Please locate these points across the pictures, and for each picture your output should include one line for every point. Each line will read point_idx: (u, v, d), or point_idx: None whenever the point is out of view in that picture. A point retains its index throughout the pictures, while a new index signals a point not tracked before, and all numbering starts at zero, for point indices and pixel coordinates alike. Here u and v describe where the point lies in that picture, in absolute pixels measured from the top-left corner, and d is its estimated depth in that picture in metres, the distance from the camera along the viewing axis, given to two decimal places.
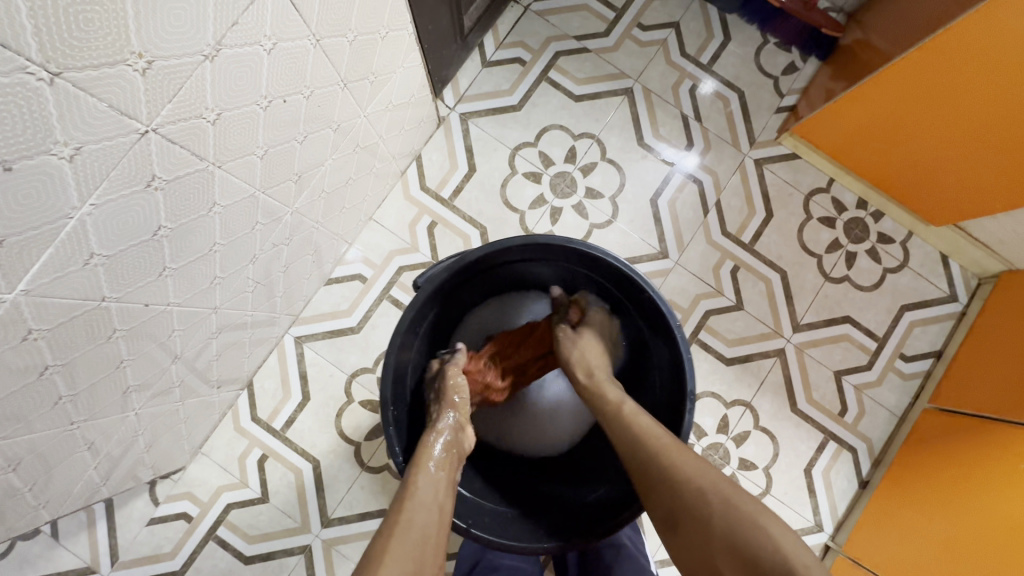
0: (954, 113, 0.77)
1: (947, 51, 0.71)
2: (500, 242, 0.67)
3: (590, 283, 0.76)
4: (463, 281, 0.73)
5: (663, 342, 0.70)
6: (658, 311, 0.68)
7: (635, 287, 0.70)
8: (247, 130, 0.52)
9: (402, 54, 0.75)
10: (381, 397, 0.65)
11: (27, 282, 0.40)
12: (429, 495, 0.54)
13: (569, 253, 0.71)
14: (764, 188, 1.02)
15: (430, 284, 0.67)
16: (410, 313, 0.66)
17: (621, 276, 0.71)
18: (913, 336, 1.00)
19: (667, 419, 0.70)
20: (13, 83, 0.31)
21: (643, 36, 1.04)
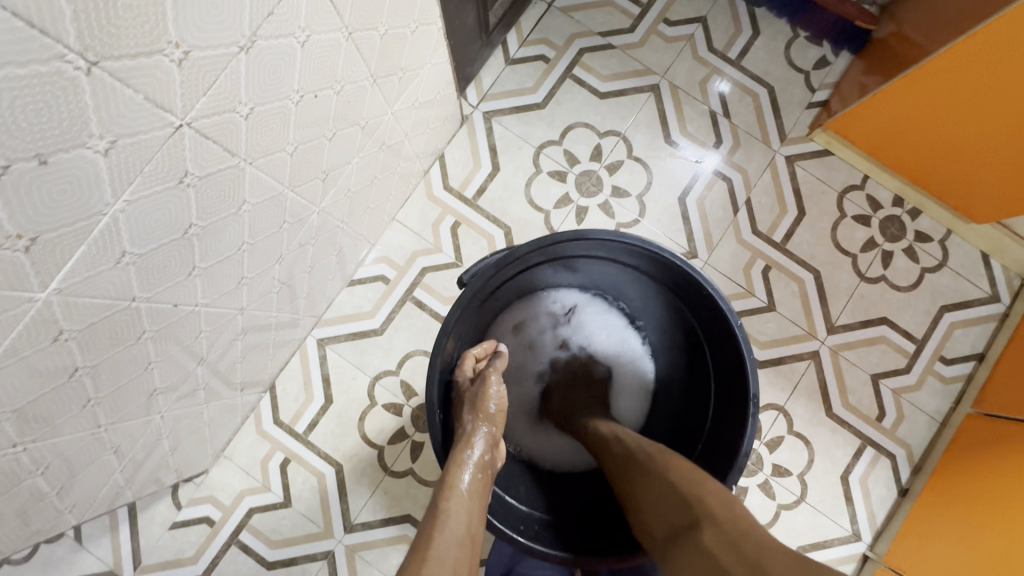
0: (997, 110, 0.74)
1: (990, 45, 0.68)
2: (550, 236, 0.64)
3: (637, 281, 0.73)
4: (507, 280, 0.70)
5: (720, 340, 0.68)
6: (716, 309, 0.65)
7: (690, 284, 0.67)
8: (279, 125, 0.51)
9: (430, 50, 0.74)
10: (427, 402, 0.62)
11: (60, 281, 0.39)
12: (459, 522, 0.52)
13: (620, 248, 0.69)
14: (796, 185, 0.99)
15: (478, 281, 0.64)
16: (458, 312, 0.63)
17: (675, 272, 0.68)
18: (954, 338, 0.96)
19: (722, 421, 0.68)
20: (50, 72, 0.30)
21: (669, 31, 1.02)
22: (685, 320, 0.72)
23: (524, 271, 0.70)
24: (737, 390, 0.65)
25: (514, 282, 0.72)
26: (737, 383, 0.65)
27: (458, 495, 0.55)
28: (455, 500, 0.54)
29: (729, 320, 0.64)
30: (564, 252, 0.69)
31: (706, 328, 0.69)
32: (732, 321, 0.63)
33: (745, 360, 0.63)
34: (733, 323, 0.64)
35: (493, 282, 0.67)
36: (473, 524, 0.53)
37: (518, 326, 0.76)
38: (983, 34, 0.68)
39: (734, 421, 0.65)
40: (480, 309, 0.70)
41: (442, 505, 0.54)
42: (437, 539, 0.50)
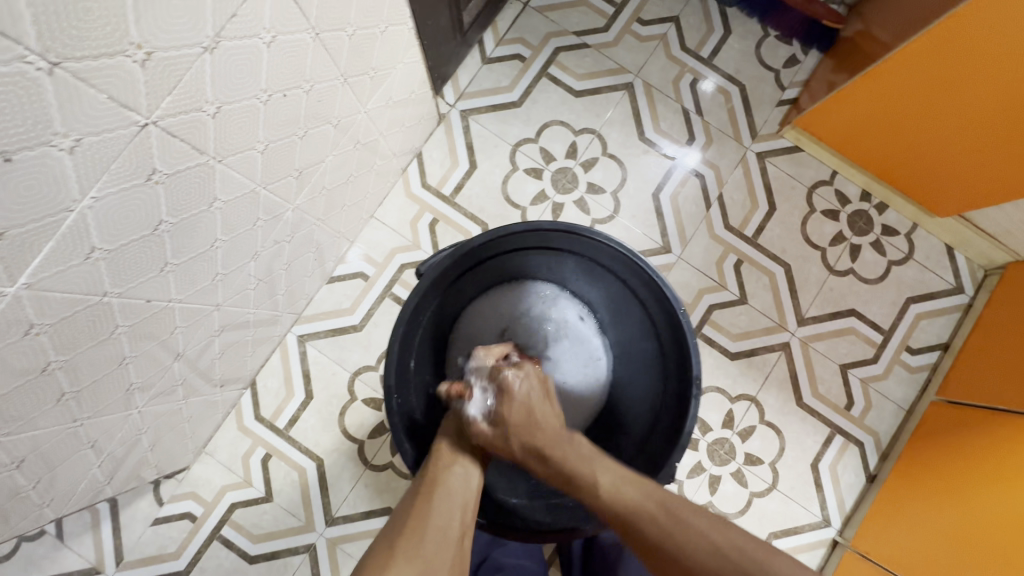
0: (955, 105, 0.77)
1: (947, 41, 0.71)
2: (503, 228, 0.67)
3: (594, 273, 0.76)
4: (466, 269, 0.72)
5: (668, 330, 0.70)
6: (661, 297, 0.68)
7: (639, 275, 0.70)
8: (247, 124, 0.52)
9: (403, 49, 0.75)
10: (385, 385, 0.64)
11: (29, 276, 0.40)
12: (450, 487, 0.56)
13: (574, 240, 0.71)
14: (766, 181, 1.01)
15: (433, 270, 0.66)
16: (414, 299, 0.66)
17: (624, 263, 0.70)
18: (920, 328, 0.99)
19: (671, 413, 0.69)
20: (13, 73, 0.31)
21: (643, 30, 1.04)
22: (639, 314, 0.74)
23: (483, 262, 0.73)
24: (684, 376, 0.67)
25: (472, 275, 0.74)
26: (684, 370, 0.67)
27: (455, 456, 0.60)
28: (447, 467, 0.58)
29: (675, 308, 0.67)
30: (521, 243, 0.72)
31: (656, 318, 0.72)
32: (676, 308, 0.66)
33: (687, 344, 0.66)
34: (677, 310, 0.66)
35: (450, 271, 0.70)
36: (468, 487, 0.57)
37: (480, 317, 0.78)
38: (939, 31, 0.70)
39: (681, 403, 0.67)
40: (440, 298, 0.72)
41: (436, 470, 0.58)
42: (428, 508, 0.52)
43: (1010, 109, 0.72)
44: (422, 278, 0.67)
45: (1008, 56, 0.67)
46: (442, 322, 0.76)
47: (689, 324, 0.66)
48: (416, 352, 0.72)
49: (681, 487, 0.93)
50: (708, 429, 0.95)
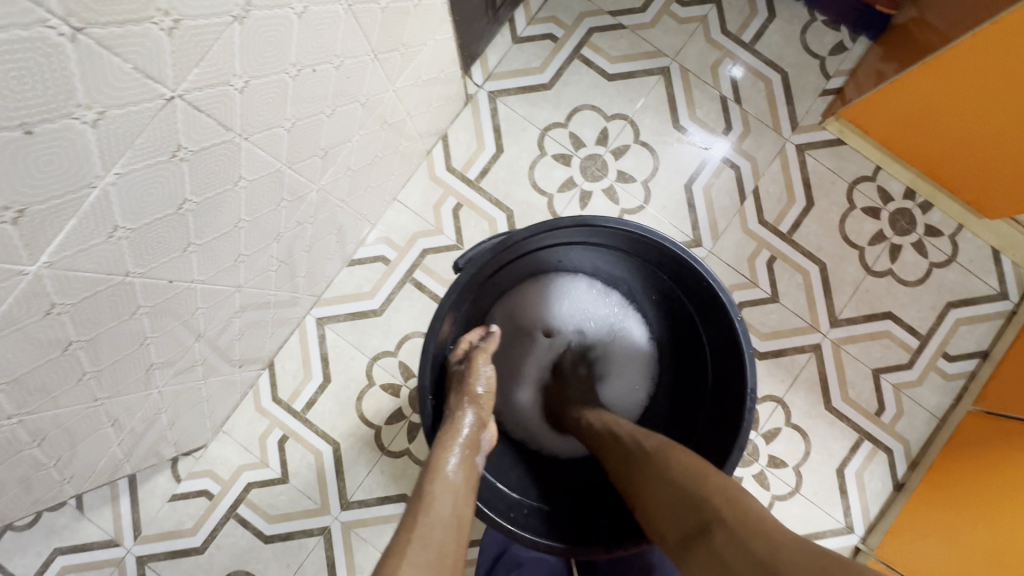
0: (1018, 103, 0.72)
1: (1011, 34, 0.66)
2: (549, 222, 0.63)
3: (641, 268, 0.72)
4: (506, 263, 0.69)
5: (720, 334, 0.67)
6: (715, 299, 0.65)
7: (690, 274, 0.66)
8: (275, 100, 0.49)
9: (434, 25, 0.72)
10: (419, 383, 0.62)
11: (50, 254, 0.38)
12: (443, 539, 0.49)
13: (623, 234, 0.67)
14: (805, 175, 0.97)
15: (474, 265, 0.63)
16: (453, 294, 0.63)
17: (676, 261, 0.67)
18: (959, 335, 0.95)
19: (714, 418, 0.68)
20: (33, 38, 0.29)
21: (682, 12, 0.99)
22: (687, 311, 0.71)
23: (525, 255, 0.69)
24: (732, 380, 0.65)
25: (512, 267, 0.71)
26: (733, 375, 0.65)
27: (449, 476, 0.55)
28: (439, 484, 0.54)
29: (730, 313, 0.63)
30: (565, 237, 0.68)
31: (705, 316, 0.69)
32: (731, 313, 0.63)
33: (741, 351, 0.62)
34: (732, 315, 0.63)
35: (492, 264, 0.66)
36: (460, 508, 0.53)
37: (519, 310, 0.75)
38: (1005, 23, 0.65)
39: (730, 410, 0.65)
40: (478, 293, 0.70)
41: (426, 491, 0.53)
42: (417, 527, 0.49)
43: None
44: (461, 272, 0.63)
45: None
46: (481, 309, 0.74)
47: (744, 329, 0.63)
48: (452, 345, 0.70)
49: None
50: None
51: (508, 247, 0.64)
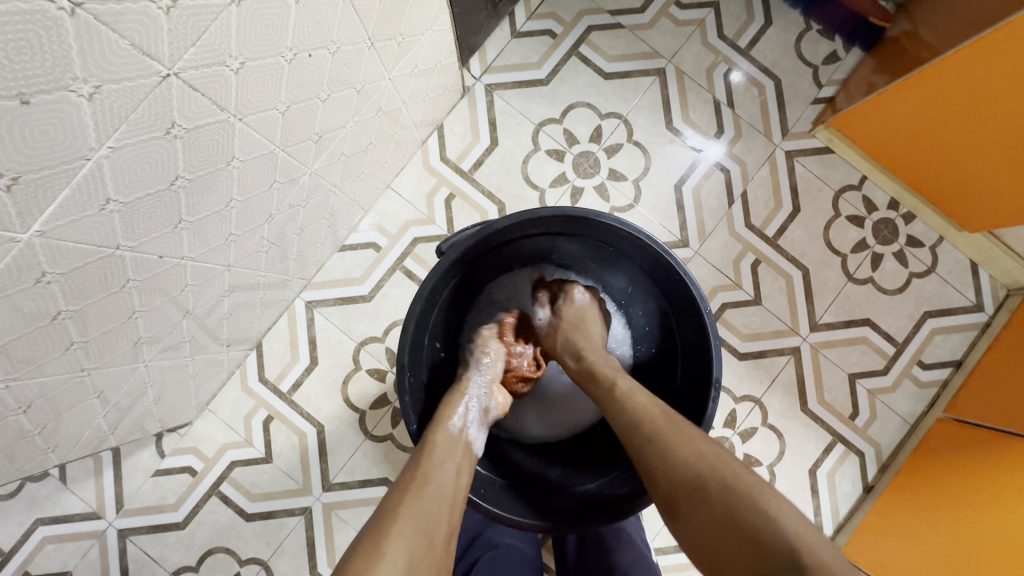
0: (1000, 119, 0.74)
1: (996, 48, 0.68)
2: (530, 212, 0.65)
3: (617, 262, 0.75)
4: (485, 251, 0.71)
5: (693, 330, 0.68)
6: (688, 294, 0.66)
7: (665, 269, 0.68)
8: (270, 83, 0.50)
9: (432, 16, 0.73)
10: (398, 362, 0.64)
11: (43, 223, 0.39)
12: (442, 483, 0.53)
13: (603, 228, 0.69)
14: (793, 181, 0.98)
15: (456, 250, 0.64)
16: (434, 278, 0.64)
17: (652, 256, 0.69)
18: (934, 344, 0.97)
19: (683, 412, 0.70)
20: (33, 10, 0.30)
21: (680, 14, 1.00)
22: (662, 308, 0.73)
23: (505, 244, 0.71)
24: (703, 375, 0.67)
25: (494, 254, 0.73)
26: (704, 370, 0.66)
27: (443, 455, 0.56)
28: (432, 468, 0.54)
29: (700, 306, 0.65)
30: (543, 228, 0.70)
31: (676, 309, 0.70)
32: (703, 306, 0.64)
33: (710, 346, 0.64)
34: (704, 310, 0.64)
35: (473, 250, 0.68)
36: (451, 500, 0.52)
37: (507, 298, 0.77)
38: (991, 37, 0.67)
39: (699, 404, 0.66)
40: (458, 279, 0.71)
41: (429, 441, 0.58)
42: (419, 497, 0.50)
43: None
44: (443, 257, 0.65)
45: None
46: (465, 296, 0.75)
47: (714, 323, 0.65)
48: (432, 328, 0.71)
49: None
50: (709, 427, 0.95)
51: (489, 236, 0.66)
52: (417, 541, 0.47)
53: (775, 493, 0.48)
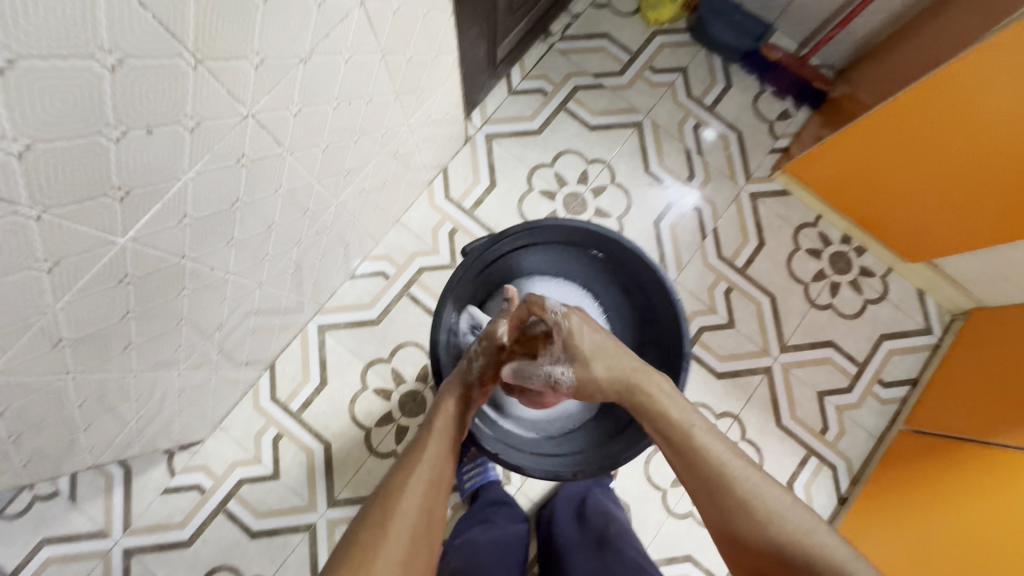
0: (927, 160, 0.87)
1: (992, 77, 0.71)
2: (538, 223, 0.77)
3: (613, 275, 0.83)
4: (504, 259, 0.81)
5: (671, 331, 0.77)
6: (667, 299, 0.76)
7: (648, 277, 0.78)
8: (318, 124, 0.61)
9: (445, 75, 0.86)
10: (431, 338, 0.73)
11: (137, 231, 0.48)
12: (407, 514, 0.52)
13: (600, 242, 0.79)
14: (757, 219, 1.11)
15: (477, 251, 0.76)
16: (459, 272, 0.75)
17: (639, 267, 0.78)
18: (891, 363, 1.07)
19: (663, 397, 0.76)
20: (171, 65, 0.40)
21: (654, 77, 1.15)
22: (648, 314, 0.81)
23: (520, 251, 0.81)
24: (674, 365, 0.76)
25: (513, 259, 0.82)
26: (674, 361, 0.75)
27: (434, 457, 0.58)
28: (416, 478, 0.55)
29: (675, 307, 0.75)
30: (546, 238, 0.79)
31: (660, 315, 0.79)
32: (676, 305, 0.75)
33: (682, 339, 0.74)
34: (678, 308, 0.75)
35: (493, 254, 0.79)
36: (431, 506, 0.54)
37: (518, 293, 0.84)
38: (983, 63, 0.71)
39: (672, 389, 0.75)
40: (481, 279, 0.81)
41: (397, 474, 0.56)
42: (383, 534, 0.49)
43: (969, 168, 0.83)
44: (467, 256, 0.76)
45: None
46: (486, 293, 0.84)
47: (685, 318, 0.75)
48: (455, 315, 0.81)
49: (665, 495, 1.00)
50: None
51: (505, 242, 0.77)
52: None
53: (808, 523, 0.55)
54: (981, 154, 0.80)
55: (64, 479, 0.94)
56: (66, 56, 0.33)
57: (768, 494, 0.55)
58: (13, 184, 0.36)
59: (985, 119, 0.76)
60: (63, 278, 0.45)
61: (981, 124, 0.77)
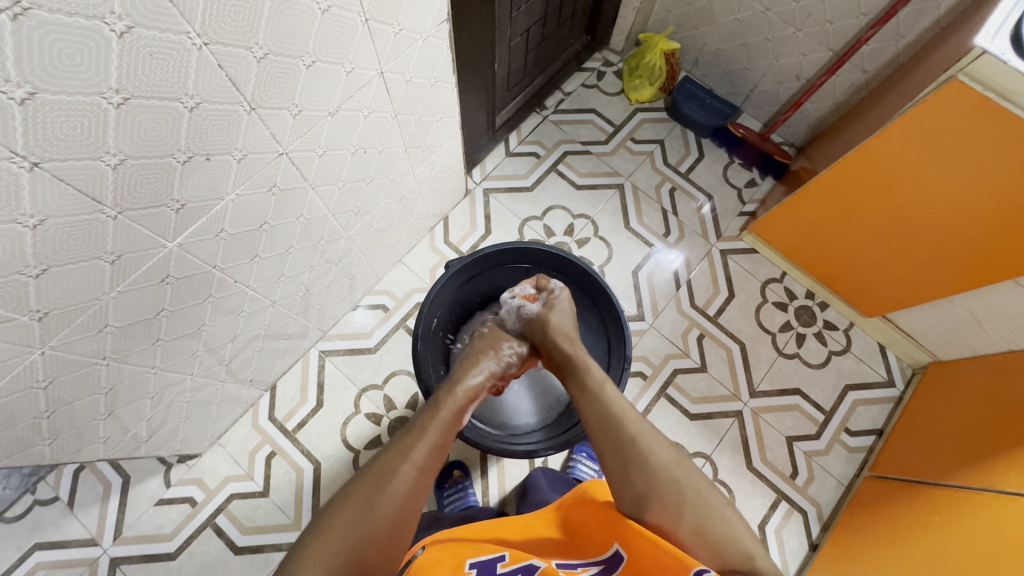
0: (871, 216, 0.95)
1: (935, 132, 0.77)
2: (515, 242, 0.87)
3: (576, 296, 0.93)
4: (482, 271, 0.90)
5: (617, 350, 0.87)
6: (618, 321, 0.85)
7: (603, 299, 0.88)
8: (337, 166, 0.74)
9: (449, 134, 1.00)
10: (413, 332, 0.80)
11: (183, 238, 0.59)
12: (387, 503, 0.52)
13: (565, 266, 0.89)
14: (728, 273, 1.22)
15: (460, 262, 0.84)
16: (443, 278, 0.84)
17: (597, 290, 0.88)
18: (857, 413, 1.13)
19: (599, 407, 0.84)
20: (233, 111, 0.53)
21: (635, 146, 1.31)
22: (601, 335, 0.91)
23: (498, 267, 0.91)
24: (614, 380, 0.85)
25: (490, 273, 0.92)
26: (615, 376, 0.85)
27: (422, 443, 0.58)
28: (397, 471, 0.55)
29: (623, 325, 0.84)
30: (519, 259, 0.90)
31: (610, 335, 0.89)
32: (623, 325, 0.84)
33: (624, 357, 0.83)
34: (624, 328, 0.84)
35: (474, 266, 0.88)
36: (414, 495, 0.54)
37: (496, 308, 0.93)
38: (909, 119, 0.78)
39: None
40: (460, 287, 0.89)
41: (381, 462, 0.55)
42: (354, 523, 0.50)
43: (901, 221, 0.92)
44: (451, 265, 0.85)
45: (997, 151, 0.72)
46: (463, 303, 0.93)
47: (631, 338, 0.84)
48: (437, 319, 0.88)
49: None
50: None
51: (484, 256, 0.86)
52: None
53: (730, 514, 0.54)
54: (913, 209, 0.88)
55: (65, 485, 0.99)
56: (161, 97, 0.46)
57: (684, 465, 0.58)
58: (103, 187, 0.47)
59: (914, 178, 0.84)
60: (119, 272, 0.55)
61: (912, 183, 0.85)
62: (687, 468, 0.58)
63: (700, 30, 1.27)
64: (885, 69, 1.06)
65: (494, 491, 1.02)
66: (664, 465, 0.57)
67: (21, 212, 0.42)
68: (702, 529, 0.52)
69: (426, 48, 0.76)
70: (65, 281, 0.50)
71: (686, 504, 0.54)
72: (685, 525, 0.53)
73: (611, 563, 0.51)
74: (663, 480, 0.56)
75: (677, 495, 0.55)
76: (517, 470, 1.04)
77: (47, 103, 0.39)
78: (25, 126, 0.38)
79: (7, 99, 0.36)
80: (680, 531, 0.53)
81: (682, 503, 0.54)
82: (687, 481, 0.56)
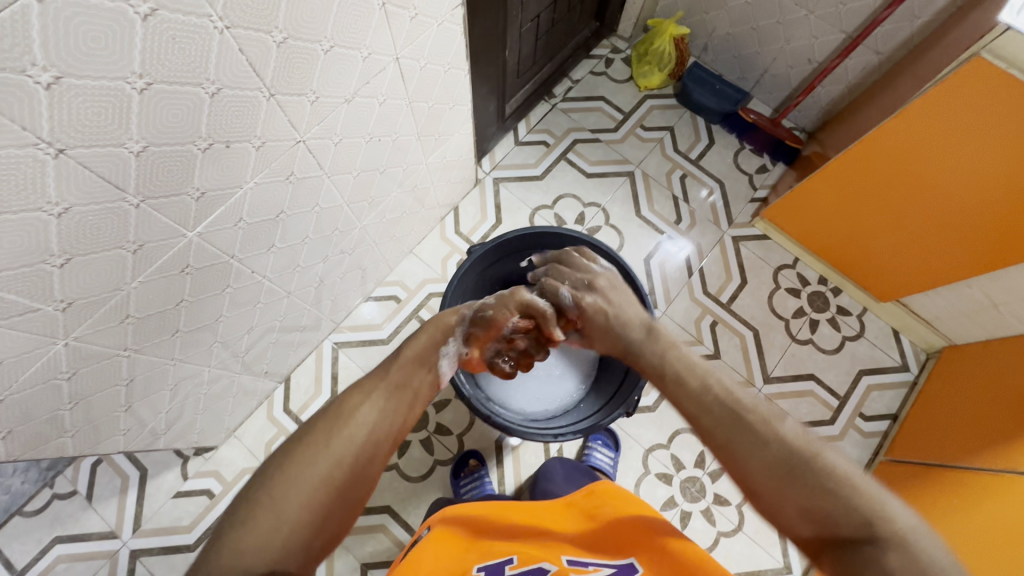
0: (892, 205, 0.95)
1: (952, 114, 0.76)
2: (535, 228, 0.87)
3: None
4: (502, 257, 0.90)
5: None
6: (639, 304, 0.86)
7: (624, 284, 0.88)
8: (351, 155, 0.73)
9: (460, 123, 0.99)
10: None
11: (203, 228, 0.59)
12: (350, 438, 0.50)
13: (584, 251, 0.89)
14: (740, 260, 1.21)
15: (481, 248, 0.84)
16: (465, 265, 0.84)
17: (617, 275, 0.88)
18: (871, 398, 1.13)
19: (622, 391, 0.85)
20: (252, 98, 0.52)
21: (645, 134, 1.30)
22: None
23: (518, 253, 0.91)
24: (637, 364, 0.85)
25: (509, 260, 0.92)
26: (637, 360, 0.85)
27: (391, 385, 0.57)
28: (358, 409, 0.53)
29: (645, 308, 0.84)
30: (538, 245, 0.90)
31: None
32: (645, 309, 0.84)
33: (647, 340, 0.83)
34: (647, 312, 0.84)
35: (495, 252, 0.88)
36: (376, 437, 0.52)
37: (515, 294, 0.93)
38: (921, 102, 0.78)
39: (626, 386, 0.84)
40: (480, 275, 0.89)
41: (344, 399, 0.54)
42: (312, 456, 0.48)
43: (937, 216, 0.90)
44: (472, 252, 0.85)
45: (1007, 134, 0.73)
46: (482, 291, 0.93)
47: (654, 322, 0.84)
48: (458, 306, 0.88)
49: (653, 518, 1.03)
50: (681, 467, 1.06)
51: (504, 242, 0.86)
52: (318, 510, 0.46)
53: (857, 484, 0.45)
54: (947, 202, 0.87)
55: (83, 479, 1.00)
56: (182, 82, 0.45)
57: (850, 468, 0.47)
58: (126, 175, 0.46)
59: (946, 170, 0.83)
60: (140, 262, 0.55)
61: (943, 175, 0.84)
62: (798, 433, 0.49)
63: (710, 14, 1.25)
64: (900, 50, 1.05)
65: (510, 480, 1.03)
66: (773, 436, 0.49)
67: (46, 200, 0.42)
68: (818, 509, 0.45)
69: (441, 33, 0.75)
70: (88, 272, 0.50)
71: (805, 476, 0.46)
72: (799, 499, 0.46)
73: (625, 569, 0.50)
74: (770, 452, 0.48)
75: (789, 465, 0.47)
76: (532, 458, 1.04)
77: (71, 89, 0.38)
78: (51, 111, 0.38)
79: (34, 83, 0.36)
80: (788, 505, 0.46)
81: (795, 475, 0.46)
82: (798, 451, 0.47)
